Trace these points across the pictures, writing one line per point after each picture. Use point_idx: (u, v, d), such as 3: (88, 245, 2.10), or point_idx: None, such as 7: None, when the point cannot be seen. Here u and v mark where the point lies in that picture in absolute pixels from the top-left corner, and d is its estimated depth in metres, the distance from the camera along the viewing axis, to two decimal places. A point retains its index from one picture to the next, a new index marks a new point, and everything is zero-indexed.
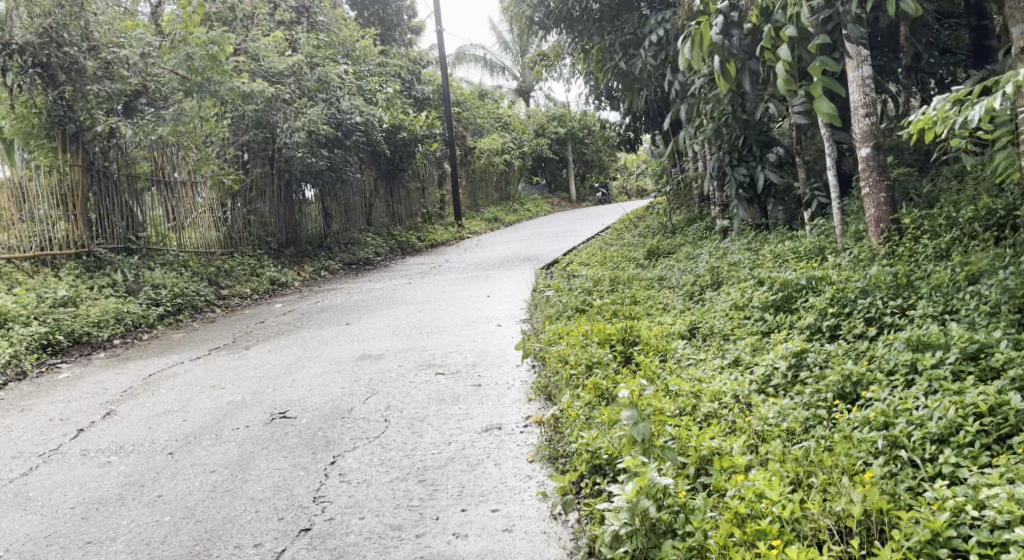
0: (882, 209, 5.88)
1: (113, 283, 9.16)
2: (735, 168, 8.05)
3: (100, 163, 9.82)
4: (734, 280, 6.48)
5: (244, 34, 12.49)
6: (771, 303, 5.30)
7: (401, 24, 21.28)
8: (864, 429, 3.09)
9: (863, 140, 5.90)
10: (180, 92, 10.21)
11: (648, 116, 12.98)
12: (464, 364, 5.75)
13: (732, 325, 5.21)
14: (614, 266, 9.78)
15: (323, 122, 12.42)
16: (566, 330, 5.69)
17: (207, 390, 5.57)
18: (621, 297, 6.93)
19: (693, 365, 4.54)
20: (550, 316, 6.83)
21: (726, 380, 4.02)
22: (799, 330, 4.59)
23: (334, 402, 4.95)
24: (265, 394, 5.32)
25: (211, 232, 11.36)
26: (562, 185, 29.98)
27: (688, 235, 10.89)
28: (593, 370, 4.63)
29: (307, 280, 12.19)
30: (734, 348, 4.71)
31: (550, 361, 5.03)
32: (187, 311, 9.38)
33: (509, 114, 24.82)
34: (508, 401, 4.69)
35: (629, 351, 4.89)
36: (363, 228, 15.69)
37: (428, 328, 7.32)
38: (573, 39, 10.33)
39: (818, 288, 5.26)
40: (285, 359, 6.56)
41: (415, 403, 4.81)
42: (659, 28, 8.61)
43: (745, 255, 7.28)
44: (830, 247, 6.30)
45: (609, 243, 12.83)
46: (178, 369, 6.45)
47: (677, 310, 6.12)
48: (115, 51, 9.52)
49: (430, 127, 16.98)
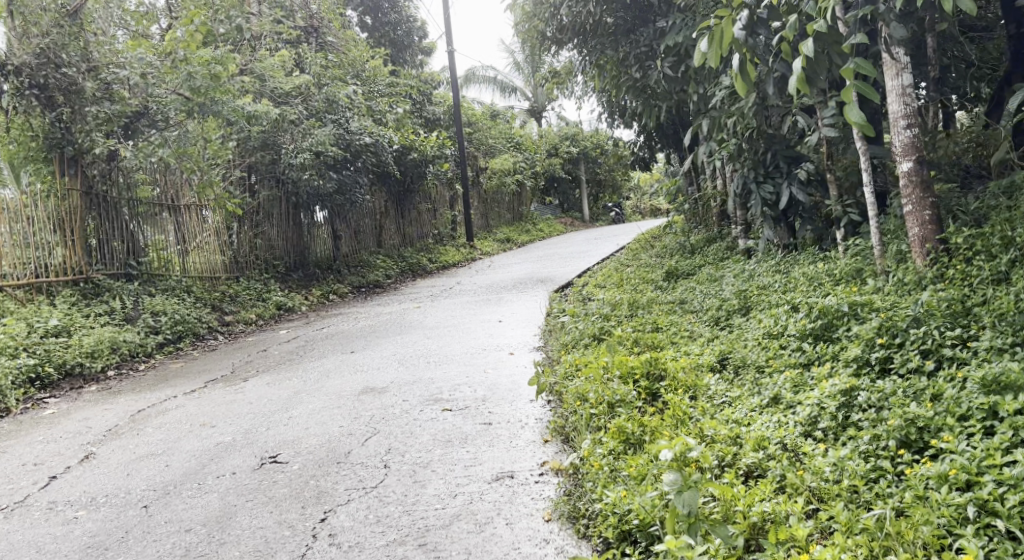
0: (927, 228, 5.41)
1: (111, 310, 8.79)
2: (761, 185, 7.63)
3: (98, 188, 9.44)
4: (764, 306, 6.03)
5: (250, 55, 12.21)
6: (810, 332, 4.85)
7: (412, 45, 21.05)
8: (946, 491, 2.69)
9: (904, 154, 5.44)
10: (182, 113, 9.80)
11: (663, 133, 12.61)
12: (473, 399, 5.31)
13: (768, 357, 4.75)
14: (633, 288, 9.35)
15: (331, 143, 12.14)
16: (584, 361, 5.25)
17: (196, 429, 5.16)
18: (642, 323, 6.49)
19: (728, 404, 4.10)
20: (567, 345, 6.39)
21: (768, 424, 3.58)
22: (846, 363, 4.15)
23: (329, 445, 4.51)
24: (257, 434, 4.89)
25: (216, 256, 10.99)
26: (575, 205, 29.65)
27: (709, 255, 10.45)
28: (616, 410, 4.19)
29: (315, 304, 11.81)
30: (771, 384, 4.25)
31: (567, 399, 4.57)
32: (188, 339, 9.02)
33: (521, 135, 24.55)
34: (522, 443, 4.24)
35: (654, 387, 4.43)
36: (374, 250, 15.35)
37: (437, 357, 6.89)
38: (588, 53, 9.95)
39: (862, 315, 4.80)
40: (283, 393, 6.13)
41: (419, 445, 4.36)
42: (677, 39, 8.21)
43: (774, 277, 6.83)
44: (869, 269, 5.84)
45: (625, 264, 12.42)
46: (169, 404, 6.03)
47: (705, 338, 5.67)
48: (115, 72, 9.25)
49: (441, 147, 16.67)
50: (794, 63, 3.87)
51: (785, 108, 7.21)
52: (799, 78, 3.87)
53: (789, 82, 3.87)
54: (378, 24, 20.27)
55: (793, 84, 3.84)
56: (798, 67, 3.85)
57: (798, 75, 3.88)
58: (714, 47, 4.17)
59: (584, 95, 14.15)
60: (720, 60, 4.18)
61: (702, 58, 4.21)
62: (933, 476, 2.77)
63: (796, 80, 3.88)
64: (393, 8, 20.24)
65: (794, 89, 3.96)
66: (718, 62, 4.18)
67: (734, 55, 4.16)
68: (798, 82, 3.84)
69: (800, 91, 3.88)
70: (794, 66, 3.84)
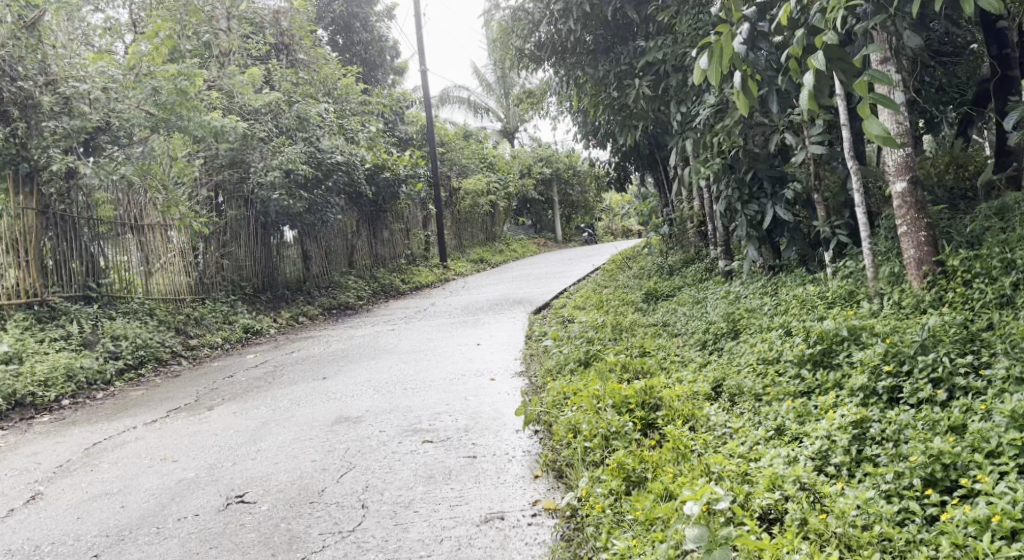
0: (923, 250, 5.25)
1: (67, 335, 8.37)
2: (745, 205, 7.41)
3: (56, 207, 9.03)
4: (754, 330, 5.82)
5: (219, 71, 11.87)
6: (808, 358, 4.63)
7: (384, 65, 20.86)
8: (988, 538, 2.59)
9: (898, 174, 5.30)
10: (146, 130, 9.56)
11: (637, 156, 12.66)
12: (455, 429, 5.00)
13: (766, 384, 4.53)
14: (613, 310, 9.13)
15: (302, 160, 11.92)
16: (571, 389, 4.98)
17: (157, 464, 4.79)
18: (628, 347, 6.25)
19: (729, 435, 3.87)
20: (551, 371, 6.12)
21: (778, 459, 3.36)
22: (852, 392, 3.95)
23: (301, 482, 4.19)
24: (222, 469, 4.55)
25: (181, 277, 10.55)
26: (548, 225, 29.53)
27: (688, 276, 10.28)
28: (612, 444, 3.94)
29: (284, 327, 11.41)
30: (774, 414, 4.03)
31: (558, 431, 4.29)
32: (150, 365, 8.60)
33: (495, 155, 24.36)
34: (510, 479, 3.95)
35: (650, 418, 4.18)
36: (344, 270, 14.99)
37: (414, 384, 6.57)
38: (565, 72, 9.76)
39: (862, 340, 4.61)
40: (250, 423, 5.77)
41: (399, 482, 4.06)
42: (658, 57, 8.04)
43: (761, 299, 6.64)
44: (862, 292, 5.67)
45: (602, 285, 12.21)
46: (127, 436, 5.66)
47: (696, 364, 5.43)
48: (74, 85, 8.80)
49: (414, 167, 16.40)
50: (803, 79, 3.75)
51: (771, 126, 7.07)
52: (809, 93, 3.73)
53: (799, 99, 3.73)
54: (349, 43, 20.05)
55: (802, 100, 3.67)
56: (807, 83, 3.71)
57: (808, 91, 3.73)
58: (715, 63, 4.01)
59: (558, 115, 14.02)
60: (720, 78, 4.02)
61: (703, 76, 4.04)
62: (971, 521, 2.68)
63: (806, 98, 3.71)
64: (365, 27, 20.04)
65: (809, 107, 3.79)
66: (718, 80, 4.02)
67: (735, 73, 3.99)
68: (806, 100, 3.68)
69: (812, 108, 3.72)
70: (802, 81, 3.71)
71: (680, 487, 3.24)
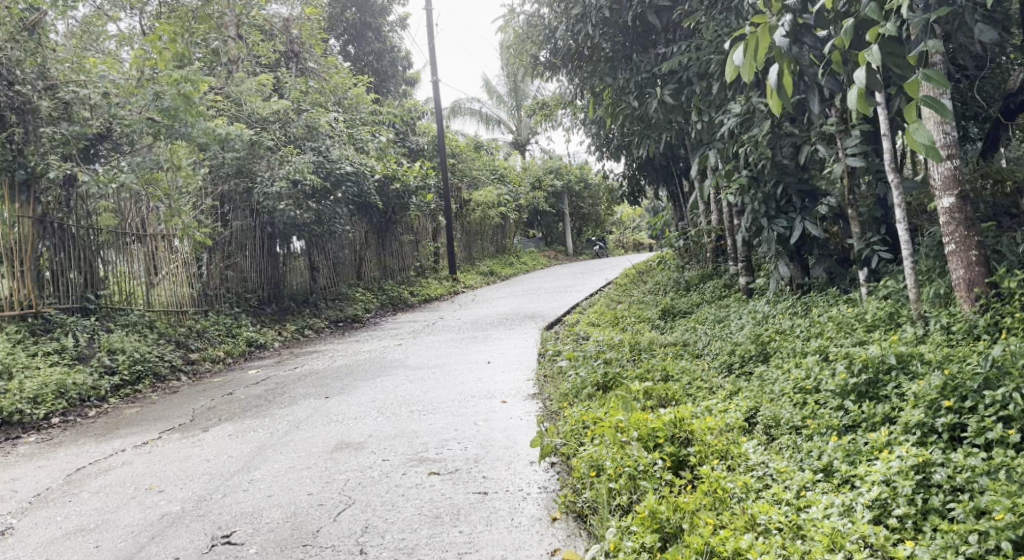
0: (973, 270, 4.85)
1: (61, 348, 8.02)
2: (773, 220, 7.01)
3: (53, 215, 8.69)
4: (786, 354, 5.44)
5: (226, 78, 11.56)
6: (851, 388, 4.24)
7: (396, 75, 20.55)
8: None
9: (945, 188, 4.89)
10: (149, 135, 9.13)
11: (653, 168, 12.31)
12: (464, 459, 4.62)
13: (804, 416, 4.15)
14: (629, 328, 8.75)
15: (310, 171, 11.70)
16: (591, 417, 4.60)
17: (141, 494, 4.42)
18: (650, 369, 5.85)
19: (771, 477, 3.49)
20: (567, 395, 5.74)
21: (833, 510, 3.00)
22: (906, 429, 3.58)
23: (296, 520, 3.85)
24: (211, 502, 4.19)
25: (184, 288, 10.18)
26: (559, 238, 29.13)
27: (706, 293, 9.89)
28: (641, 487, 3.57)
29: (289, 341, 11.06)
30: (820, 453, 3.66)
31: (578, 467, 3.90)
32: (147, 380, 8.24)
33: (507, 167, 24.02)
34: (525, 521, 3.60)
35: (681, 455, 3.78)
36: (352, 282, 14.65)
37: (421, 406, 6.18)
38: (582, 80, 9.39)
39: (912, 369, 4.23)
40: (246, 447, 5.40)
41: (405, 523, 3.71)
42: (681, 64, 7.65)
43: (792, 320, 6.25)
44: (904, 315, 5.27)
45: (617, 300, 11.84)
46: (115, 460, 5.30)
47: (726, 391, 5.03)
48: (75, 91, 8.53)
49: (424, 178, 16.10)
50: (854, 76, 3.36)
51: (801, 136, 6.67)
52: (859, 93, 3.34)
53: (849, 97, 3.32)
54: (361, 53, 19.77)
55: (853, 100, 3.25)
56: (858, 80, 3.35)
57: (858, 91, 3.35)
58: (750, 58, 3.64)
59: (572, 126, 13.68)
60: (754, 75, 3.65)
61: (737, 71, 3.68)
62: None
63: (856, 98, 3.30)
64: (378, 37, 19.78)
65: (856, 110, 3.40)
66: (752, 77, 3.65)
67: (772, 67, 3.61)
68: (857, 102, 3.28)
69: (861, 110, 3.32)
70: (855, 78, 3.32)
71: (723, 543, 2.88)
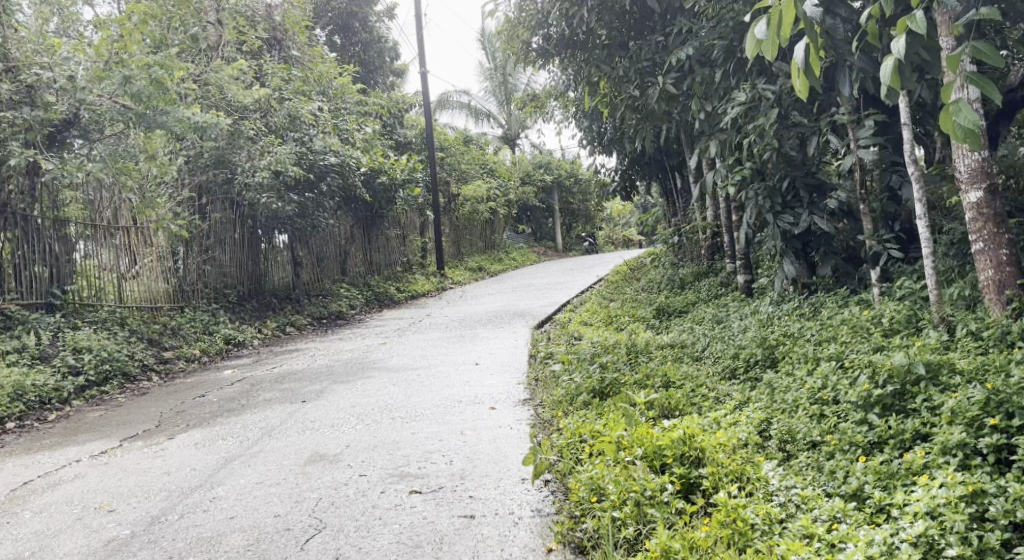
0: (1004, 271, 4.47)
1: (22, 347, 7.54)
2: (778, 216, 6.59)
3: (15, 205, 8.15)
4: (797, 359, 5.03)
5: (205, 65, 11.03)
6: (875, 401, 3.84)
7: (383, 67, 20.06)
8: None
9: (973, 182, 4.50)
10: (120, 123, 8.60)
11: (645, 163, 11.96)
12: (449, 475, 4.20)
13: (823, 430, 3.76)
14: (623, 327, 8.36)
15: (293, 161, 11.23)
16: (589, 430, 4.20)
17: (88, 515, 3.98)
18: (649, 374, 5.45)
19: (795, 506, 3.11)
20: (561, 403, 5.33)
21: (874, 549, 2.62)
22: (944, 450, 3.21)
23: (258, 550, 3.43)
24: (165, 526, 3.76)
25: (158, 283, 9.70)
26: (548, 234, 28.71)
27: (702, 291, 9.50)
28: (648, 516, 3.20)
29: (268, 339, 10.57)
30: (848, 476, 3.28)
31: (577, 491, 3.50)
32: (115, 380, 7.76)
33: (496, 161, 23.57)
34: (516, 554, 3.19)
35: (692, 478, 3.40)
36: (337, 278, 14.17)
37: (403, 412, 5.74)
38: (576, 68, 8.94)
39: (942, 380, 3.85)
40: (211, 458, 4.96)
41: (381, 555, 3.29)
42: (682, 51, 7.23)
43: (800, 322, 5.85)
44: (925, 319, 4.89)
45: (609, 297, 11.45)
46: (67, 472, 4.85)
47: (734, 400, 4.63)
48: (38, 73, 7.97)
49: (411, 171, 15.64)
50: (891, 48, 2.86)
51: (809, 127, 6.28)
52: (895, 66, 2.84)
53: (882, 72, 2.83)
54: (348, 44, 19.26)
55: (886, 73, 2.80)
56: (896, 51, 2.85)
57: (895, 63, 2.87)
58: (773, 33, 3.20)
59: (564, 119, 13.29)
60: (778, 53, 3.21)
61: (757, 48, 3.24)
62: None
63: (891, 74, 2.87)
64: (364, 27, 19.26)
65: (889, 87, 2.96)
66: (775, 55, 3.21)
67: (798, 43, 3.16)
68: (891, 78, 2.88)
69: (895, 86, 2.91)
70: (892, 50, 2.84)
71: None
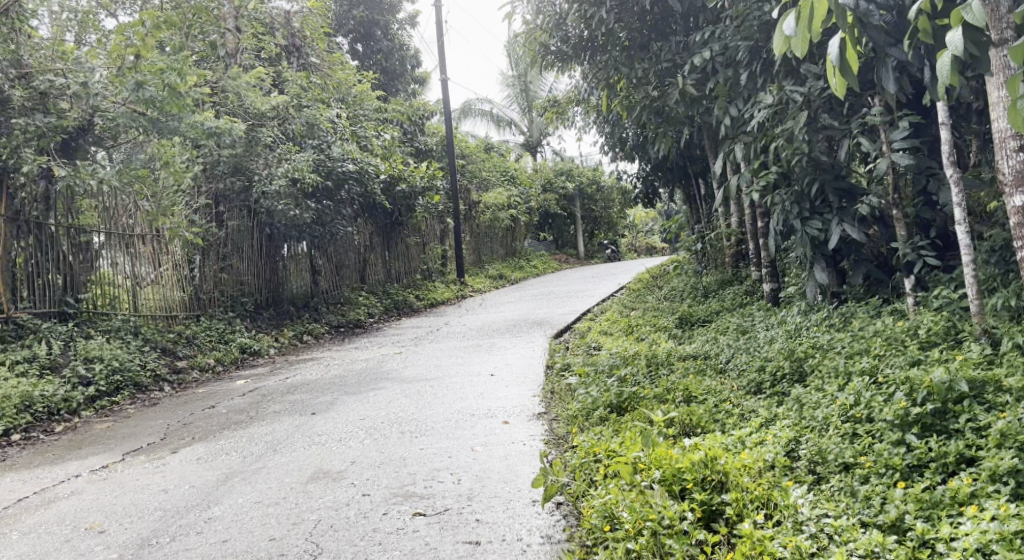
0: None
1: (33, 356, 7.43)
2: (807, 221, 6.30)
3: (28, 213, 8.05)
4: (827, 372, 4.74)
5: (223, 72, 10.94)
6: (913, 420, 3.54)
7: (404, 74, 19.93)
8: None
9: (1016, 184, 4.08)
10: (135, 130, 8.51)
11: (668, 169, 11.70)
12: (456, 496, 3.97)
13: (857, 452, 3.48)
14: (645, 337, 8.08)
15: (311, 169, 11.11)
16: (604, 449, 3.95)
17: (77, 536, 3.80)
18: (669, 388, 5.19)
19: (827, 537, 2.85)
20: (576, 418, 5.10)
21: None
22: (993, 477, 2.97)
23: None
24: (154, 550, 3.56)
25: (174, 291, 9.57)
26: (571, 242, 28.37)
27: (728, 299, 9.20)
28: (665, 548, 2.95)
29: (285, 347, 10.42)
30: (885, 503, 3.01)
31: (592, 518, 3.25)
32: (126, 390, 7.63)
33: (516, 168, 23.35)
34: None
35: (714, 505, 3.15)
36: (356, 285, 14.01)
37: (413, 427, 5.52)
38: (595, 71, 8.71)
39: (987, 399, 3.57)
40: (212, 474, 4.76)
41: None
42: (705, 52, 6.99)
43: (831, 333, 5.56)
44: (967, 330, 4.59)
45: (631, 306, 11.16)
46: (65, 489, 4.68)
47: (760, 416, 4.36)
48: (50, 80, 7.90)
49: (431, 178, 15.48)
50: (949, 40, 2.68)
51: (840, 129, 6.00)
52: (953, 60, 2.67)
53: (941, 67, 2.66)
54: (369, 52, 19.20)
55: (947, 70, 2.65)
56: (952, 45, 2.68)
57: (952, 56, 2.69)
58: (804, 27, 2.95)
59: (585, 124, 13.06)
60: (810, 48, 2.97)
61: (787, 45, 2.99)
62: None
63: (947, 69, 2.70)
64: (386, 35, 19.20)
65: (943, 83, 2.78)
66: (808, 50, 2.96)
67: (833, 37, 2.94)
68: (949, 74, 2.70)
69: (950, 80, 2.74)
70: (948, 43, 2.66)
71: None
